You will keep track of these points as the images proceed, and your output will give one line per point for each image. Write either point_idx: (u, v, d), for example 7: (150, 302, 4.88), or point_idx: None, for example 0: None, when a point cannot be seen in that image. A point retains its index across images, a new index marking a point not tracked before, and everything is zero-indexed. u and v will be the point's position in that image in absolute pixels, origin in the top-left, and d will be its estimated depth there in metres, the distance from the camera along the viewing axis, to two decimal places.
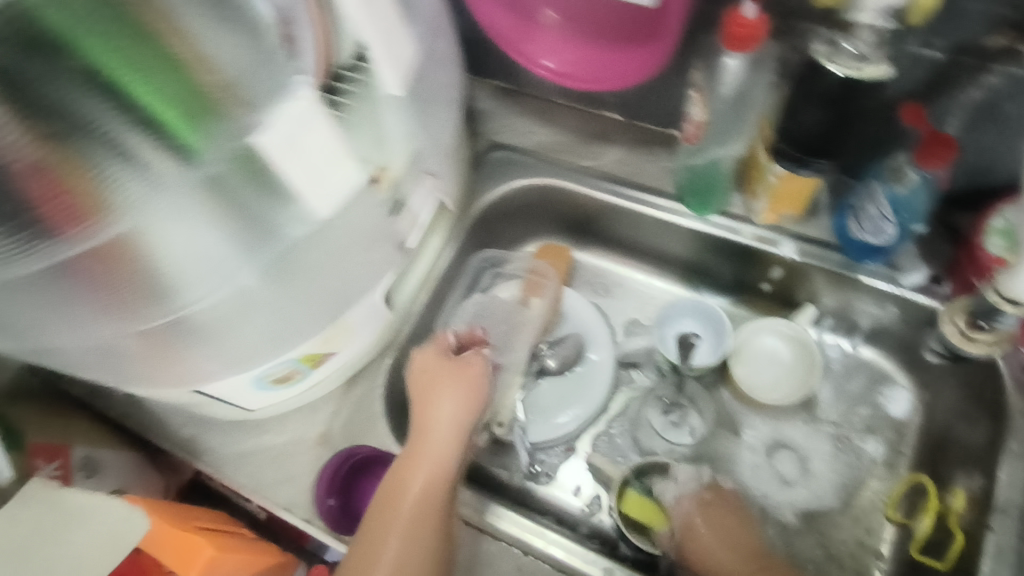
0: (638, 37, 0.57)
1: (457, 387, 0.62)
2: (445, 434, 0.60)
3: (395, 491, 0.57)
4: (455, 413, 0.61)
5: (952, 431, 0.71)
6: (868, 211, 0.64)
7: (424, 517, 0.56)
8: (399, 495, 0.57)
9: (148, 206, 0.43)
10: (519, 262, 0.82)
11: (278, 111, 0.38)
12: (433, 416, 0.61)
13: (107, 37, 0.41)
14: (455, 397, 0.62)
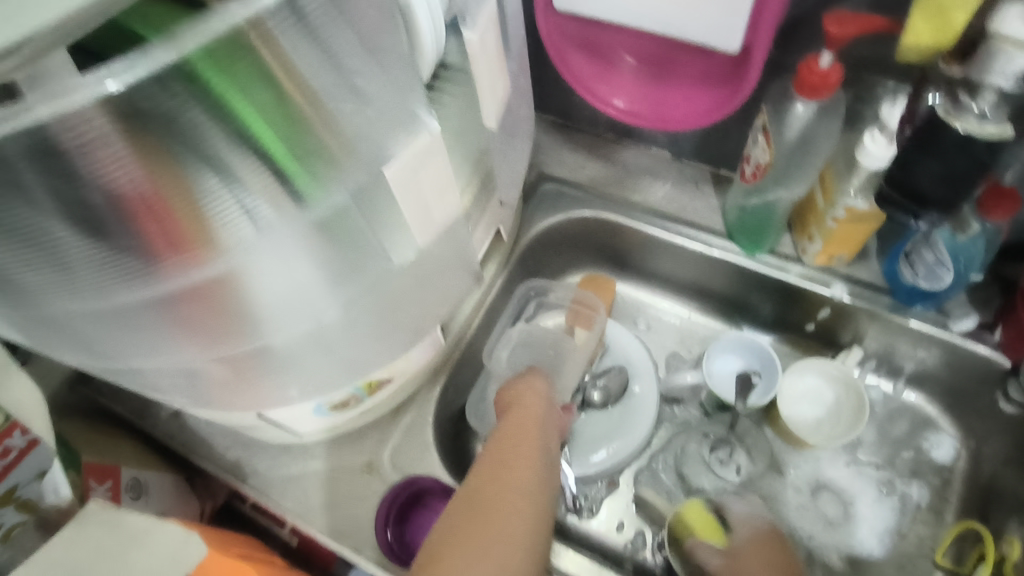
0: (714, 80, 0.59)
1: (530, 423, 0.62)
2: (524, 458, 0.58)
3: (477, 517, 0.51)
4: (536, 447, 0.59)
5: (1001, 480, 0.70)
6: (923, 256, 0.65)
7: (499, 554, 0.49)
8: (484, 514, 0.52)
9: (258, 254, 0.39)
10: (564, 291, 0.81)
11: (401, 142, 0.37)
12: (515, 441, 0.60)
13: (241, 80, 0.31)
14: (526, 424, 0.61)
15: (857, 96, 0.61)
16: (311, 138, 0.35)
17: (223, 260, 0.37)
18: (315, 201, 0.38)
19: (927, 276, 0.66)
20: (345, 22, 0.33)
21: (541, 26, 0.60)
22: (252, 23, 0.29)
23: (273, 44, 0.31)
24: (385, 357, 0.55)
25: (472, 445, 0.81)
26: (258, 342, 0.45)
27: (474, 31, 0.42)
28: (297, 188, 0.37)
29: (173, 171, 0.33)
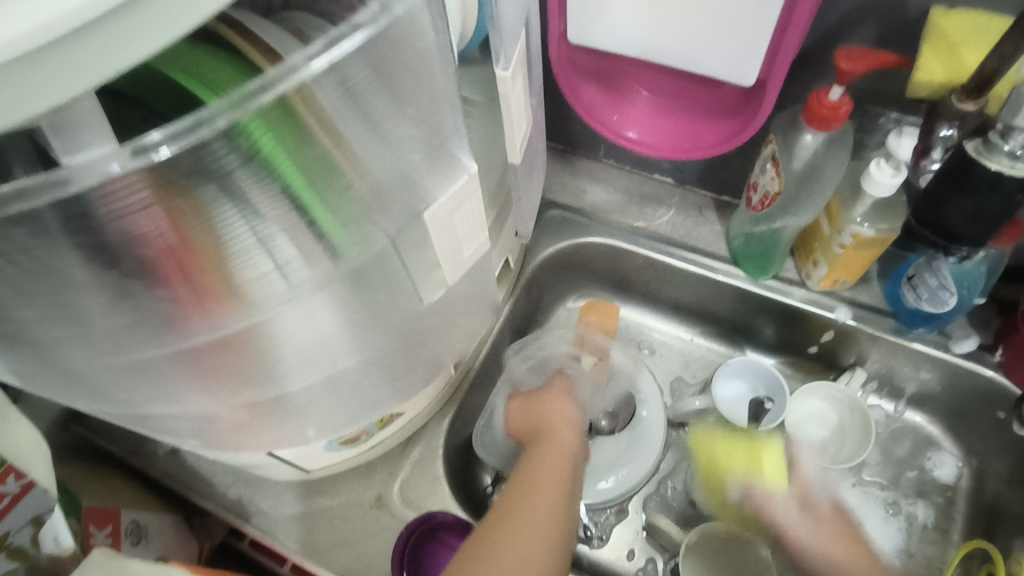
0: (727, 112, 0.60)
1: (562, 403, 0.71)
2: (562, 428, 0.67)
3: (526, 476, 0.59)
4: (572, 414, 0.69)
5: (1006, 500, 0.71)
6: (926, 281, 0.66)
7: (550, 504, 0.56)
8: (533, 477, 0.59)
9: (286, 308, 0.37)
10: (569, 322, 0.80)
11: (444, 183, 0.37)
12: (553, 415, 0.69)
13: (286, 139, 0.29)
14: (560, 403, 0.71)
15: (860, 127, 0.63)
16: (350, 194, 0.34)
17: (250, 315, 0.36)
18: (349, 257, 0.36)
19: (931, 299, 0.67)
20: (385, 88, 0.31)
21: (555, 59, 0.61)
22: (299, 89, 0.27)
23: (318, 108, 0.29)
24: (401, 394, 0.53)
25: (479, 476, 0.79)
26: (277, 391, 0.43)
27: (508, 71, 0.44)
28: (332, 244, 0.35)
29: (207, 231, 0.31)
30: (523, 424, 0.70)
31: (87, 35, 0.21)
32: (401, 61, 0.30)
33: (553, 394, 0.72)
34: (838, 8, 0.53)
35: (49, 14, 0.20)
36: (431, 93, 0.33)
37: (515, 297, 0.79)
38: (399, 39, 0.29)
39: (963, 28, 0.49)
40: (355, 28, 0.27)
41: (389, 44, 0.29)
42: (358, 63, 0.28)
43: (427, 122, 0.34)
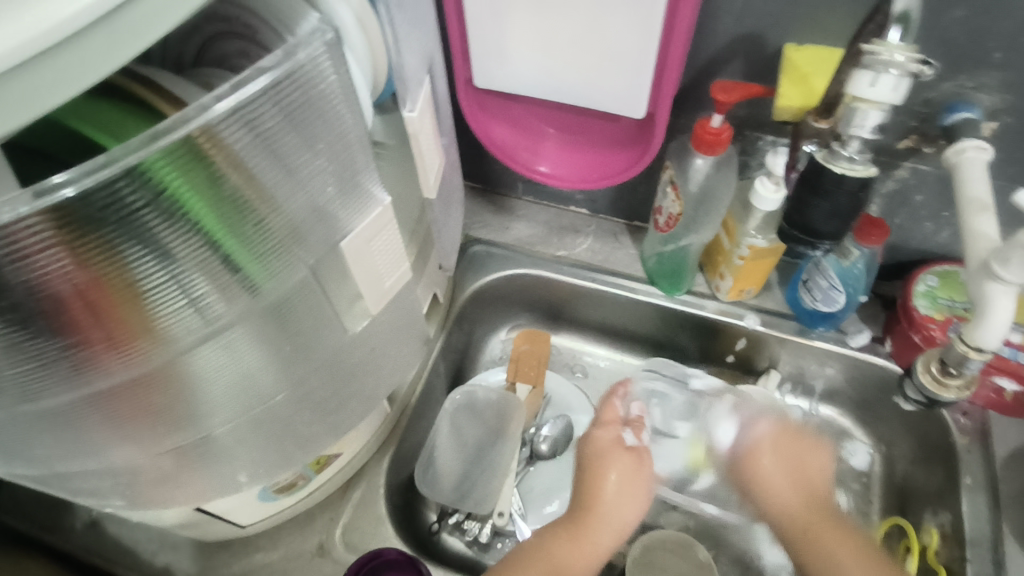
0: (623, 141, 0.66)
1: (638, 478, 0.65)
2: (619, 506, 0.63)
3: (578, 531, 0.61)
4: (630, 518, 0.63)
5: (912, 478, 0.77)
6: (818, 283, 0.74)
7: (592, 553, 0.60)
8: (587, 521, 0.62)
9: (206, 346, 0.38)
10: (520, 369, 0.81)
11: (363, 215, 0.40)
12: (612, 492, 0.63)
13: (195, 179, 0.31)
14: (628, 469, 0.65)
15: (743, 150, 0.70)
16: (264, 230, 0.36)
17: (167, 353, 0.36)
18: (267, 289, 0.38)
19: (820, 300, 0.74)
20: (292, 129, 0.33)
21: (464, 103, 0.65)
22: (204, 129, 0.29)
23: (226, 148, 0.31)
24: (333, 428, 0.54)
25: (424, 513, 0.79)
26: (201, 433, 0.43)
27: (415, 111, 0.49)
28: (249, 278, 0.37)
29: (118, 269, 0.32)
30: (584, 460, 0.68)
31: (54, 52, 0.24)
32: (307, 103, 0.33)
33: (633, 459, 0.66)
34: (707, 47, 0.61)
35: (46, 24, 0.24)
36: (338, 130, 0.36)
37: (448, 332, 0.81)
38: (302, 82, 0.32)
39: (812, 59, 0.56)
40: (259, 74, 0.30)
41: (295, 87, 0.32)
42: (262, 104, 0.31)
43: (337, 158, 0.37)
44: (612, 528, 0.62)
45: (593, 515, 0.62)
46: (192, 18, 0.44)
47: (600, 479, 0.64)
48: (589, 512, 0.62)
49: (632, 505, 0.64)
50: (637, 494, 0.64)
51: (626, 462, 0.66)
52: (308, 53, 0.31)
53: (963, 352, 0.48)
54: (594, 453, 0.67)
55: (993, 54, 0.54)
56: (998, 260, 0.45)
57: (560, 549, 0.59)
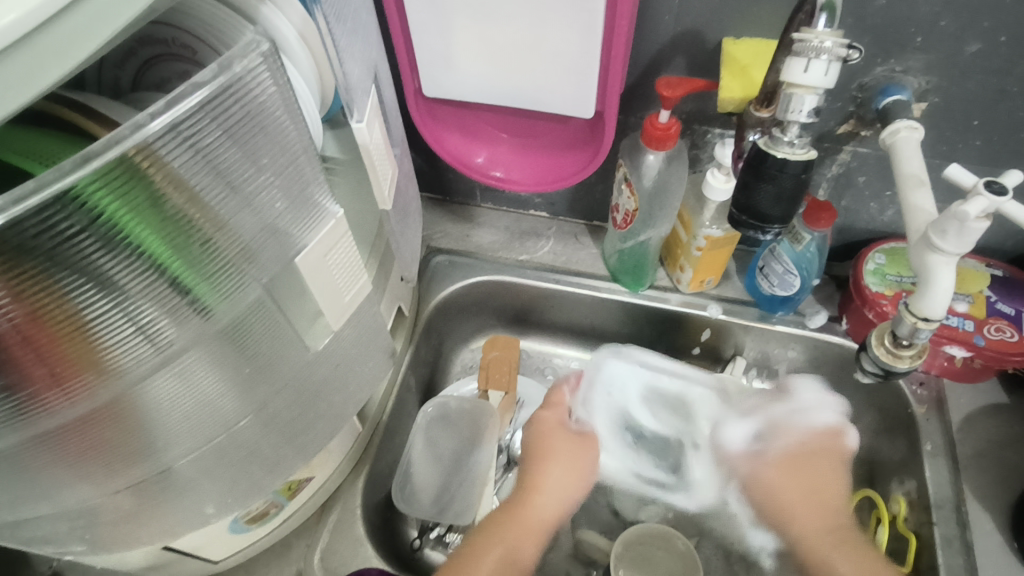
0: (575, 143, 0.67)
1: (579, 463, 0.68)
2: (558, 495, 0.66)
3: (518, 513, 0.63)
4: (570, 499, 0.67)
5: (877, 450, 0.79)
6: (774, 268, 0.76)
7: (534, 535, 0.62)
8: (523, 512, 0.63)
9: (159, 373, 0.38)
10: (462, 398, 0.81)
11: (316, 231, 0.41)
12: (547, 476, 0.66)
13: (134, 202, 0.31)
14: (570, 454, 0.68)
15: (693, 144, 0.72)
16: (211, 249, 0.36)
17: (117, 382, 0.36)
18: (218, 309, 0.38)
19: (777, 283, 0.76)
20: (234, 140, 0.34)
21: (415, 113, 0.65)
22: (140, 148, 0.29)
23: (164, 165, 0.31)
24: (301, 450, 0.53)
25: (404, 531, 0.77)
26: (160, 465, 0.43)
27: (362, 121, 0.49)
28: (199, 300, 0.37)
29: (58, 300, 0.31)
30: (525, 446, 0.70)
31: None
32: (244, 117, 0.33)
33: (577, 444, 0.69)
34: (649, 46, 0.62)
35: None
36: (279, 144, 0.36)
37: (415, 344, 0.80)
38: (238, 95, 0.32)
39: (750, 53, 0.58)
40: (195, 87, 0.30)
41: (233, 98, 0.32)
42: (201, 117, 0.31)
43: (280, 171, 0.37)
44: (554, 504, 0.65)
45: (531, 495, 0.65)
46: (127, 43, 0.43)
47: (539, 471, 0.66)
48: (523, 500, 0.64)
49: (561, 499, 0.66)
50: (569, 484, 0.67)
51: (564, 453, 0.68)
52: (244, 66, 0.31)
53: (912, 323, 0.50)
54: (542, 444, 0.68)
55: (916, 39, 0.57)
56: (935, 232, 0.47)
57: (509, 542, 0.61)
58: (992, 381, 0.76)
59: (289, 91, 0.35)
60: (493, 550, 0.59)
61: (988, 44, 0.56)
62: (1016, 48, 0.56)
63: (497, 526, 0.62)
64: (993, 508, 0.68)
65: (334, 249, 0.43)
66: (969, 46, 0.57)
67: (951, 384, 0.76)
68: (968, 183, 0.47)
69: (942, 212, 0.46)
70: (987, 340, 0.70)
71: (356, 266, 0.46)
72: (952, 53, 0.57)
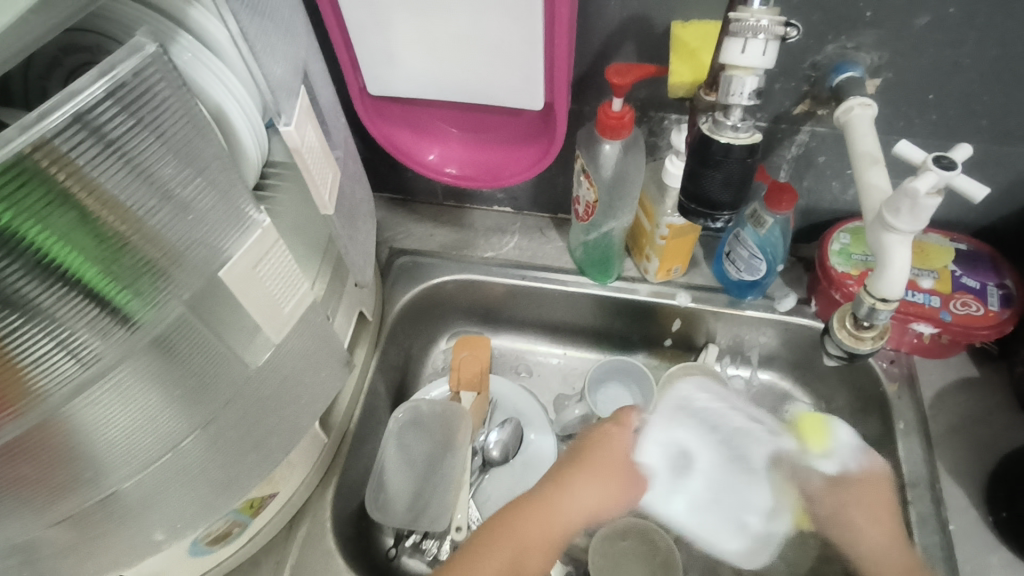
0: (528, 136, 0.65)
1: (613, 480, 0.61)
2: (583, 512, 0.59)
3: (543, 507, 0.57)
4: (590, 514, 0.59)
5: (852, 429, 0.78)
6: (740, 254, 0.75)
7: (554, 535, 0.56)
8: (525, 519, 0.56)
9: (88, 389, 0.36)
10: (435, 402, 0.79)
11: (240, 243, 0.39)
12: (582, 492, 0.59)
13: (41, 207, 0.30)
14: (606, 474, 0.61)
15: (650, 132, 0.71)
16: (130, 255, 0.35)
17: (44, 404, 0.35)
18: (143, 321, 0.37)
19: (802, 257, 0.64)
20: (132, 145, 0.32)
21: (362, 112, 0.64)
22: (38, 145, 0.28)
23: (68, 164, 0.30)
24: (254, 468, 0.51)
25: (379, 539, 0.76)
26: (104, 490, 0.42)
27: (291, 125, 0.46)
28: (122, 311, 0.36)
29: None
30: (573, 447, 0.63)
31: None
32: (136, 123, 0.32)
33: (620, 470, 0.62)
34: (598, 33, 0.61)
35: None
36: (191, 146, 0.35)
37: (381, 349, 0.78)
38: (128, 99, 0.31)
39: (699, 35, 0.58)
40: (74, 94, 0.28)
41: (120, 105, 0.30)
42: (87, 125, 0.29)
43: (188, 179, 0.36)
44: (568, 525, 0.58)
45: (537, 515, 0.56)
46: (49, 52, 0.42)
47: (570, 479, 0.59)
48: (552, 499, 0.58)
49: (551, 553, 0.56)
50: (599, 502, 0.60)
51: (603, 472, 0.61)
52: (129, 68, 0.30)
53: (871, 304, 0.49)
54: (586, 453, 0.62)
55: (865, 14, 0.56)
56: (889, 211, 0.46)
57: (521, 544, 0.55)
58: (961, 355, 0.76)
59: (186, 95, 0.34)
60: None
61: (937, 16, 0.55)
62: (964, 19, 0.55)
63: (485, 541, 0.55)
64: (967, 481, 0.68)
65: (266, 263, 0.41)
66: (919, 19, 0.56)
67: (921, 360, 0.76)
68: (918, 159, 0.46)
69: (894, 189, 0.45)
70: (953, 314, 0.69)
71: (297, 279, 0.45)
72: (902, 27, 0.56)
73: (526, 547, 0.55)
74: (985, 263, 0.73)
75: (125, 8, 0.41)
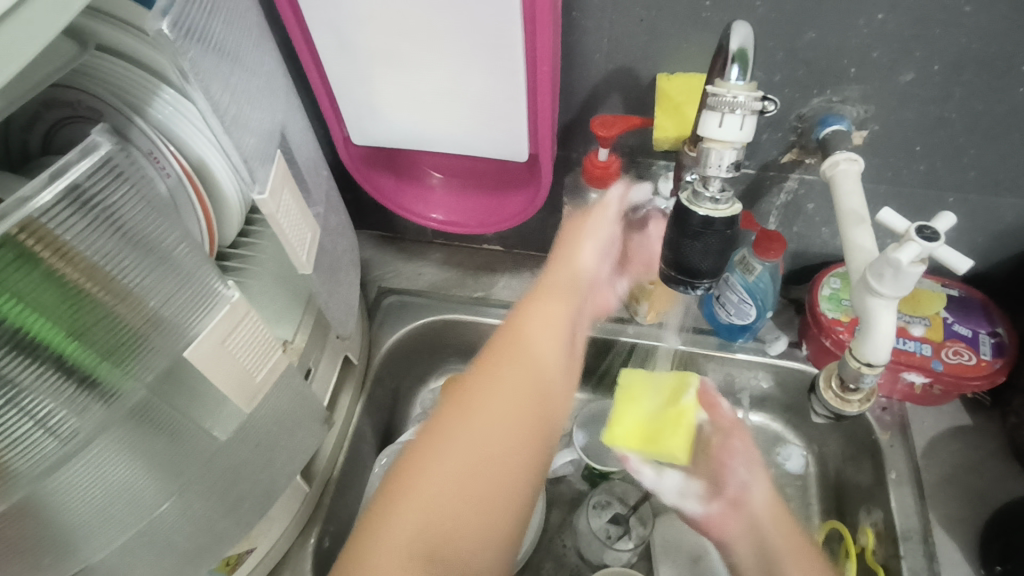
0: (514, 185, 0.65)
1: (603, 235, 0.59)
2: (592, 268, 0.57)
3: (549, 294, 0.53)
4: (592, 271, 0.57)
5: (844, 476, 0.77)
6: (729, 298, 0.74)
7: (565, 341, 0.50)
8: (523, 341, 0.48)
9: (65, 463, 0.36)
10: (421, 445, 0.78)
11: (212, 319, 0.40)
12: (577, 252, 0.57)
13: (27, 278, 0.31)
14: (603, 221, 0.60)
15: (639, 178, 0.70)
16: (109, 322, 0.35)
17: (21, 485, 0.34)
18: (121, 390, 0.37)
19: (739, 496, 0.62)
20: (91, 237, 0.33)
21: (347, 161, 0.64)
22: (25, 225, 0.29)
23: (53, 240, 0.31)
24: (228, 532, 0.49)
25: None
26: (75, 567, 0.41)
27: (265, 193, 0.46)
28: (99, 385, 0.36)
29: None
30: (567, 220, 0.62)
31: None
32: (94, 218, 0.33)
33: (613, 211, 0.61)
34: (585, 84, 0.61)
35: None
36: (157, 225, 0.36)
37: (367, 392, 0.77)
38: (82, 198, 0.32)
39: (683, 89, 0.56)
40: (28, 198, 0.29)
41: (74, 206, 0.31)
42: (48, 221, 0.30)
43: (151, 265, 0.37)
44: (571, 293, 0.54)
45: (539, 303, 0.52)
46: (30, 107, 0.41)
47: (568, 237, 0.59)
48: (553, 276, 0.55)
49: (557, 370, 0.48)
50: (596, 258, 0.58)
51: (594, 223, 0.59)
52: (81, 171, 0.31)
53: (856, 368, 0.48)
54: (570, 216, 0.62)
55: (850, 69, 0.55)
56: (873, 276, 0.45)
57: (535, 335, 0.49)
58: (954, 402, 0.75)
59: (144, 185, 0.35)
60: (506, 390, 0.45)
61: (921, 73, 0.55)
62: (949, 76, 0.55)
63: (464, 390, 0.46)
64: (960, 536, 0.67)
65: (239, 335, 0.42)
66: (903, 76, 0.55)
67: (913, 407, 0.75)
68: (900, 228, 0.46)
69: (877, 257, 0.45)
70: (944, 364, 0.68)
71: (272, 350, 0.46)
72: (887, 82, 0.56)
73: (552, 349, 0.49)
74: (978, 310, 0.72)
75: (105, 64, 0.40)
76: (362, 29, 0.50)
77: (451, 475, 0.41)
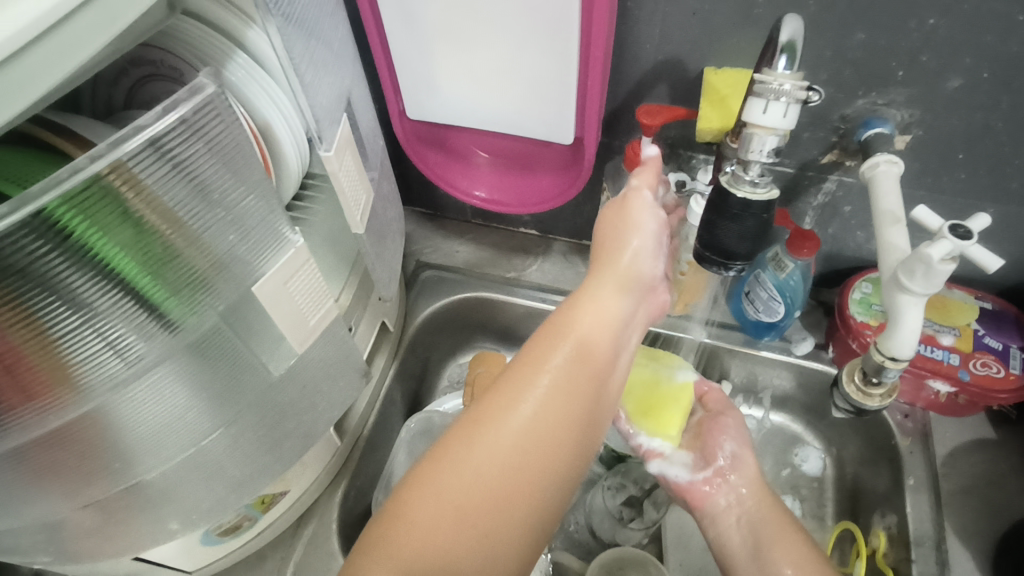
0: (555, 167, 0.67)
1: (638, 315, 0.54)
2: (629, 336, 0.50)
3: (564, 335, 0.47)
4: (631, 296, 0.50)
5: (861, 480, 0.78)
6: (759, 295, 0.75)
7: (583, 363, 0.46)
8: (511, 384, 0.45)
9: (129, 384, 0.40)
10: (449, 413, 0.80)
11: (276, 261, 0.44)
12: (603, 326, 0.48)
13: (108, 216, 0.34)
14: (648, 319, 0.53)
15: (679, 169, 0.72)
16: (179, 261, 0.38)
17: (87, 397, 0.38)
18: (185, 325, 0.41)
19: (727, 466, 0.63)
20: (179, 177, 0.36)
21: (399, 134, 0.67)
22: (114, 166, 0.32)
23: (137, 183, 0.34)
24: (267, 467, 0.53)
25: None
26: (128, 482, 0.45)
27: (331, 151, 0.49)
28: (166, 316, 0.39)
29: (34, 321, 0.34)
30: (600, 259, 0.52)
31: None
32: (190, 155, 0.36)
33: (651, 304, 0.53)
34: (633, 73, 0.63)
35: None
36: (239, 168, 0.39)
37: (400, 359, 0.81)
38: (178, 135, 0.35)
39: (729, 82, 0.58)
40: (137, 130, 0.33)
41: (175, 139, 0.35)
42: (145, 156, 0.33)
43: (230, 206, 0.40)
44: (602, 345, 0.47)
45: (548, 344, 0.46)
46: (119, 63, 0.45)
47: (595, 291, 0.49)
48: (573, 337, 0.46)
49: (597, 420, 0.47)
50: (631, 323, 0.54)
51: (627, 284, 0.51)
52: (190, 107, 0.34)
53: (879, 361, 0.49)
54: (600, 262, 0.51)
55: (897, 73, 0.56)
56: (903, 272, 0.46)
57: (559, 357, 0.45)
58: (978, 415, 0.75)
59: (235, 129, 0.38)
60: (501, 453, 0.42)
61: (970, 80, 0.55)
62: (998, 84, 0.55)
63: (465, 455, 0.42)
64: (974, 547, 0.67)
65: (297, 279, 0.46)
66: (951, 81, 0.56)
67: (937, 417, 0.75)
68: (935, 225, 0.47)
69: (909, 253, 0.46)
70: (972, 374, 0.69)
71: (325, 302, 0.50)
72: (934, 87, 0.57)
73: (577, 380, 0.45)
74: (1010, 324, 0.72)
75: (186, 27, 0.43)
76: (427, 6, 0.53)
77: (478, 473, 0.42)
